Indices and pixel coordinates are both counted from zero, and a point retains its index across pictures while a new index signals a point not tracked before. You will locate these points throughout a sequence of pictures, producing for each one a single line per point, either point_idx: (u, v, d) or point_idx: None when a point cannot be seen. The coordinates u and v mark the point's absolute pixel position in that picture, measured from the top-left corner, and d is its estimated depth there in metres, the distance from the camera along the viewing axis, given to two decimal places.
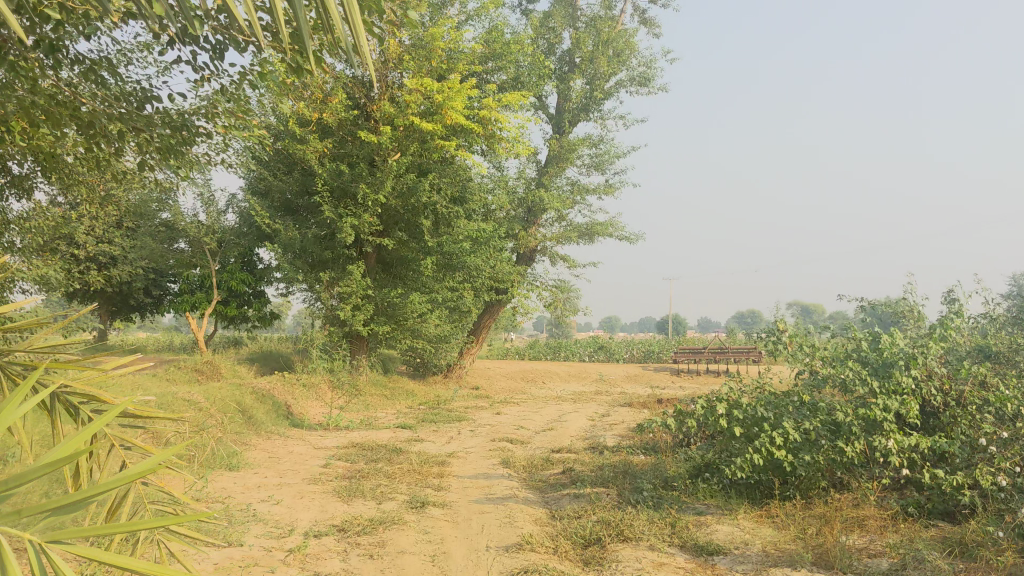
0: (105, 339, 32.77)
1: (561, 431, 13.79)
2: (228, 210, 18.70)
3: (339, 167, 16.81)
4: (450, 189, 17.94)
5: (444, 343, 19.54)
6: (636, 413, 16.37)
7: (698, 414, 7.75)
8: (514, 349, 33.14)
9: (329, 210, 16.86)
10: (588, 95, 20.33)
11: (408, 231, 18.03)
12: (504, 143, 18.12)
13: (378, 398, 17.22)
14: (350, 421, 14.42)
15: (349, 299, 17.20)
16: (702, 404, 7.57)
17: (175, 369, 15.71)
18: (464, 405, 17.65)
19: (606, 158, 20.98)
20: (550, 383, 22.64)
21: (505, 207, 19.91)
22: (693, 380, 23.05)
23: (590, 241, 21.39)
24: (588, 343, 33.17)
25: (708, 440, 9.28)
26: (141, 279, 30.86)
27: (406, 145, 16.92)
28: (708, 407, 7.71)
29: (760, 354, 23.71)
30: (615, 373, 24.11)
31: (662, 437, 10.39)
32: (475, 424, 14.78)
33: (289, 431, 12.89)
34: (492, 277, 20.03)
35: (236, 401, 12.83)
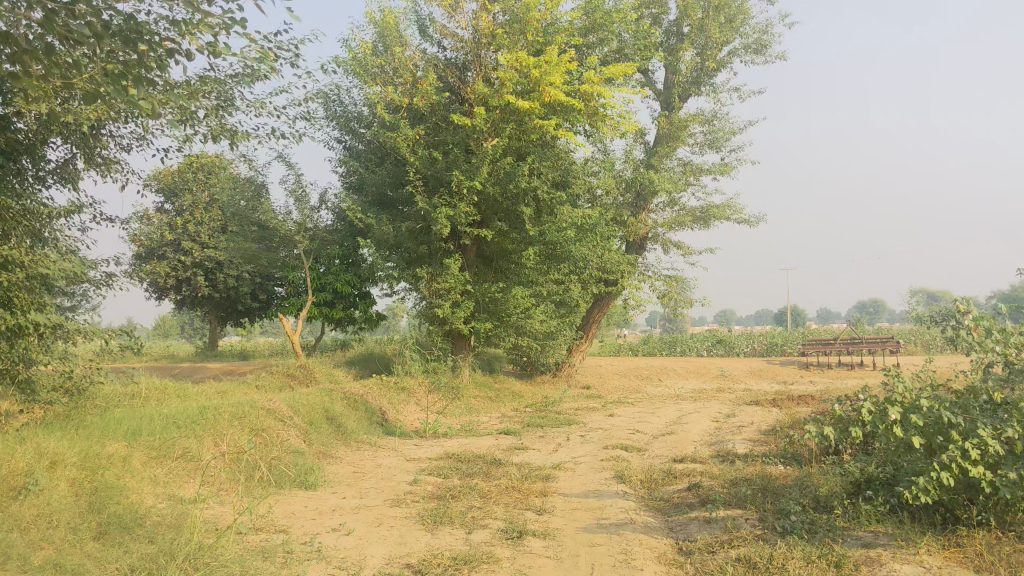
0: (215, 345, 32.51)
1: (681, 434, 12.30)
2: (320, 208, 17.80)
3: (433, 155, 15.69)
4: (552, 173, 16.61)
5: (551, 340, 18.23)
6: (765, 413, 14.71)
7: (863, 421, 6.17)
8: (628, 344, 31.57)
9: (423, 201, 15.74)
10: (699, 67, 18.79)
11: (508, 221, 16.78)
12: (609, 121, 16.69)
13: (481, 401, 16.03)
14: (449, 427, 13.25)
15: (447, 295, 16.04)
16: (868, 410, 5.99)
17: (267, 375, 14.86)
18: (574, 407, 16.29)
19: (722, 134, 19.27)
20: (667, 380, 21.07)
21: (612, 192, 18.47)
22: (825, 374, 21.11)
23: (707, 225, 19.74)
24: (706, 337, 31.34)
25: (869, 448, 7.69)
26: (247, 284, 29.66)
27: (502, 127, 15.66)
28: (876, 412, 6.13)
29: (899, 343, 21.59)
30: (738, 368, 22.36)
31: (805, 444, 8.78)
32: (585, 429, 13.41)
33: (383, 439, 11.83)
34: (601, 268, 18.61)
35: (323, 408, 11.83)
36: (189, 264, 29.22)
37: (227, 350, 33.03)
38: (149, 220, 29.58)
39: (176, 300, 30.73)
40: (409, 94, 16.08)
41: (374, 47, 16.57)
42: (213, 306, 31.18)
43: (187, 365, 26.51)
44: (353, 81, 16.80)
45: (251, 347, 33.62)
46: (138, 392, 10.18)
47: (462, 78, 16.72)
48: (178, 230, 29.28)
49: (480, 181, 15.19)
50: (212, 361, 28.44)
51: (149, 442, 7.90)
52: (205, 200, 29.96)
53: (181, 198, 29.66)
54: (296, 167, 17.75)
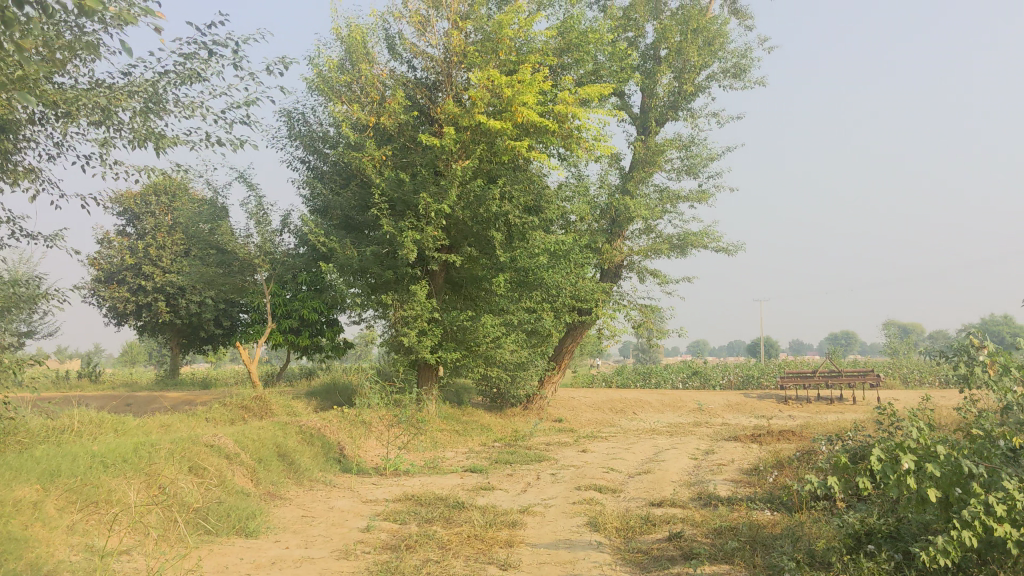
0: (176, 374, 31.42)
1: (658, 473, 11.58)
2: (282, 231, 17.02)
3: (399, 176, 14.99)
4: (524, 197, 15.95)
5: (522, 371, 17.50)
6: (746, 450, 14.04)
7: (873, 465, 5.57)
8: (601, 375, 30.86)
9: (389, 224, 15.02)
10: (677, 91, 18.25)
11: (478, 246, 16.08)
12: (584, 144, 16.09)
13: (447, 435, 15.27)
14: (412, 463, 12.47)
15: (413, 323, 15.30)
16: (878, 457, 5.40)
17: (220, 406, 14.02)
18: (545, 442, 15.55)
19: (699, 160, 18.72)
20: (642, 414, 20.37)
21: (586, 218, 17.85)
22: (804, 409, 20.50)
23: (683, 253, 19.15)
24: (681, 368, 30.70)
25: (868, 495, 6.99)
26: (210, 310, 28.68)
27: (472, 149, 15.00)
28: (888, 455, 5.52)
29: (879, 376, 21.03)
30: (714, 401, 21.71)
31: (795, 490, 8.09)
32: (557, 466, 12.67)
33: (339, 477, 11.02)
34: (574, 296, 17.93)
35: (274, 442, 11.03)
36: (149, 289, 28.25)
37: (189, 378, 31.98)
38: (110, 243, 28.76)
39: (135, 327, 29.68)
40: (376, 113, 15.42)
41: (341, 64, 15.89)
42: (174, 332, 30.11)
43: (144, 395, 25.48)
44: (318, 99, 16.09)
45: (214, 375, 32.58)
46: (69, 426, 9.33)
47: (432, 98, 16.08)
48: (139, 254, 28.33)
49: (448, 204, 14.50)
50: (171, 390, 27.41)
51: (71, 483, 7.07)
52: (168, 223, 29.05)
53: (144, 221, 28.87)
54: (257, 188, 16.98)
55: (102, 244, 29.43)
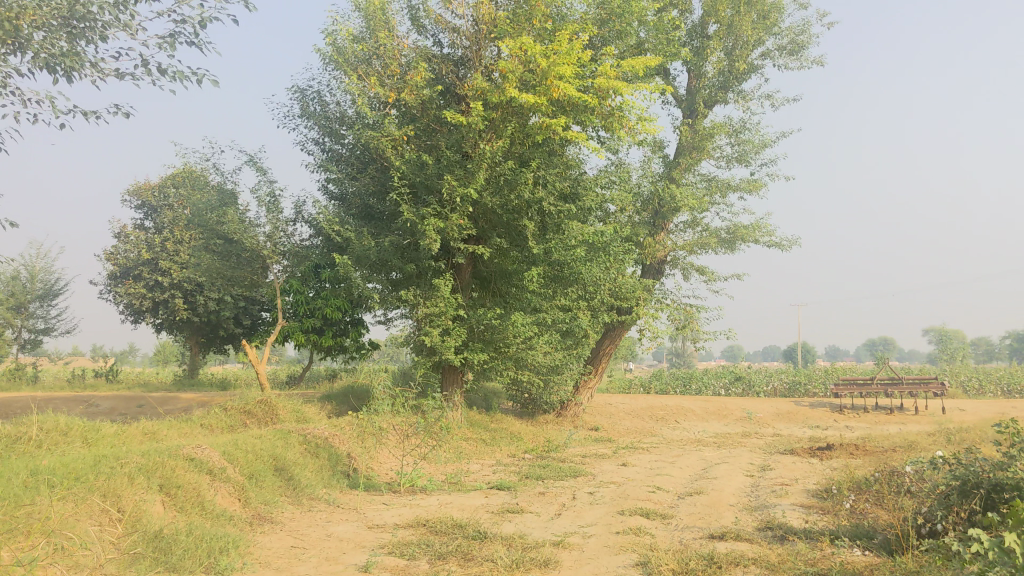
0: (196, 374, 30.29)
1: (713, 494, 10.04)
2: (296, 220, 15.69)
3: (421, 158, 13.64)
4: (560, 183, 14.50)
5: (556, 375, 16.04)
6: (809, 468, 12.45)
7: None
8: (639, 380, 29.25)
9: (409, 210, 13.65)
10: (726, 70, 16.67)
11: (509, 237, 14.65)
12: (627, 125, 14.58)
13: (472, 445, 13.83)
14: (431, 478, 11.02)
15: (437, 321, 13.89)
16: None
17: (220, 410, 12.72)
18: (581, 453, 14.05)
19: (751, 147, 17.09)
20: (685, 422, 18.78)
21: (626, 208, 16.34)
22: (863, 419, 18.81)
23: (733, 248, 17.57)
24: (723, 373, 29.04)
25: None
26: (230, 308, 27.38)
27: (503, 128, 13.59)
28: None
29: (945, 384, 19.30)
30: (763, 410, 20.07)
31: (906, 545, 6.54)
32: (595, 484, 11.14)
33: (345, 497, 9.60)
34: (613, 293, 16.42)
35: (272, 454, 9.66)
36: (166, 285, 27.10)
37: (209, 379, 30.84)
38: (128, 238, 28.07)
39: (153, 324, 28.56)
40: (398, 89, 14.08)
41: (357, 35, 14.59)
42: (194, 331, 28.96)
43: (158, 396, 24.29)
44: (334, 73, 14.76)
45: (234, 376, 31.41)
46: (26, 435, 8.00)
47: (458, 74, 14.68)
48: (157, 249, 27.28)
49: (475, 187, 13.09)
50: (186, 391, 26.21)
51: None
52: (186, 217, 27.93)
53: (162, 215, 27.96)
54: (269, 173, 15.68)
55: (120, 239, 28.43)
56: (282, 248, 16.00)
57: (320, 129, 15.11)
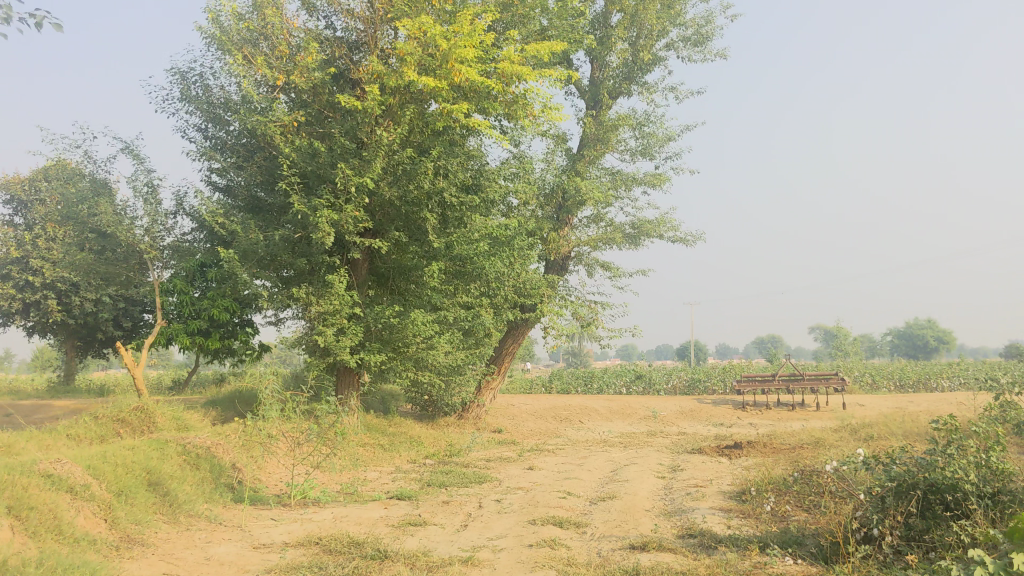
0: (72, 380, 28.44)
1: (626, 498, 9.51)
2: (177, 213, 14.58)
3: (313, 145, 12.76)
4: (461, 174, 13.81)
5: (457, 375, 15.36)
6: (720, 467, 12.09)
7: None
8: (540, 380, 28.78)
9: (299, 202, 12.74)
10: (631, 61, 16.25)
11: (407, 231, 13.89)
12: (531, 113, 14.00)
13: (369, 452, 13.01)
14: (325, 489, 10.18)
15: (331, 319, 13.02)
16: None
17: (91, 419, 11.58)
18: (485, 457, 13.40)
19: (656, 140, 16.74)
20: (589, 422, 18.32)
21: (530, 202, 15.77)
22: (765, 416, 18.72)
23: (637, 243, 17.20)
24: (624, 372, 28.81)
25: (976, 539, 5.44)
26: (108, 309, 25.71)
27: (400, 114, 12.82)
28: None
29: (844, 379, 19.40)
30: (667, 408, 19.80)
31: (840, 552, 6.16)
32: (502, 490, 10.49)
33: (228, 513, 8.68)
34: (516, 290, 15.82)
35: (145, 467, 8.66)
36: (37, 285, 25.30)
37: (86, 384, 28.99)
38: None
39: (23, 327, 26.68)
40: (287, 71, 13.16)
41: (242, 13, 13.60)
42: (69, 334, 27.17)
43: (28, 404, 22.57)
44: (216, 54, 13.73)
45: (114, 382, 29.64)
46: None
47: (352, 58, 13.83)
48: (27, 247, 25.45)
49: (372, 176, 12.28)
50: (60, 399, 24.49)
51: None
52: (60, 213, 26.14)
53: (33, 210, 26.12)
54: (147, 162, 14.53)
55: None
56: (162, 243, 14.87)
57: (202, 114, 14.05)
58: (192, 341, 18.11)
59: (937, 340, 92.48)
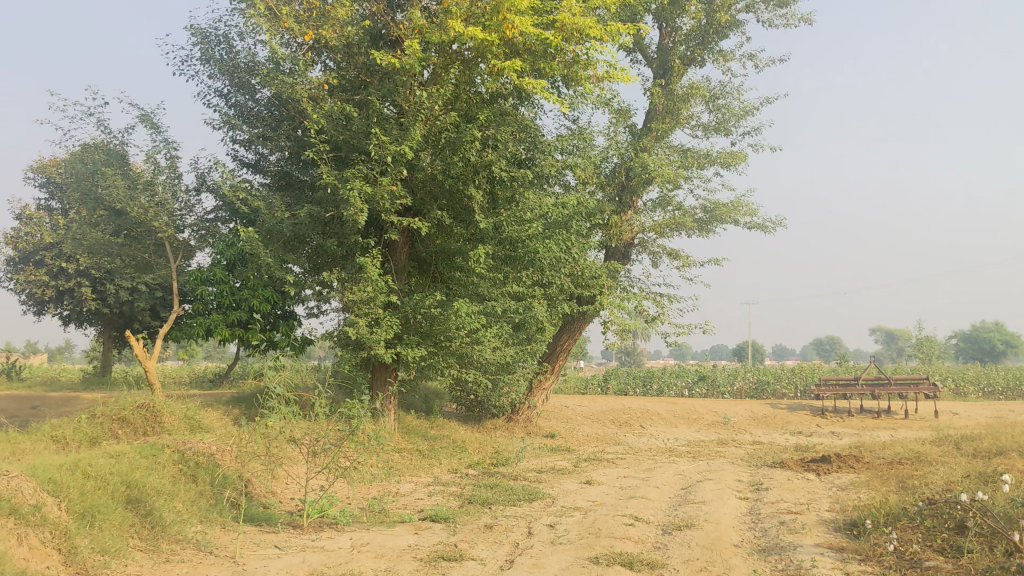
0: (109, 371, 27.47)
1: (708, 528, 7.77)
2: (199, 190, 13.16)
3: (345, 111, 11.26)
4: (512, 145, 12.20)
5: (505, 374, 13.76)
6: (812, 487, 10.27)
7: None
8: (595, 379, 27.08)
9: (330, 174, 11.23)
10: (706, 24, 14.47)
11: (451, 210, 12.33)
12: (594, 76, 12.31)
13: (405, 461, 11.45)
14: (347, 507, 8.61)
15: (364, 309, 11.50)
16: None
17: (91, 417, 10.17)
18: (536, 468, 11.75)
19: (732, 114, 14.92)
20: (651, 428, 16.59)
21: (591, 180, 14.11)
22: (848, 424, 16.78)
23: (710, 230, 15.42)
24: (684, 371, 26.99)
25: None
26: (145, 299, 24.49)
27: (444, 75, 11.25)
28: None
29: (937, 384, 17.38)
30: (737, 413, 17.98)
31: None
32: (556, 511, 8.82)
33: (224, 536, 7.16)
34: (573, 279, 14.15)
35: (125, 479, 7.19)
36: (71, 272, 24.23)
37: (123, 377, 27.94)
38: (31, 219, 25.19)
39: (58, 316, 25.68)
40: (318, 27, 11.65)
41: None
42: (106, 324, 26.13)
43: (58, 396, 21.47)
44: (241, 9, 12.27)
45: (153, 374, 28.66)
46: None
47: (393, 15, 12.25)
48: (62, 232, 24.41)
49: (411, 145, 10.72)
50: (93, 392, 23.43)
51: None
52: None
53: (70, 194, 25.09)
54: (167, 132, 13.14)
55: (22, 221, 25.57)
56: (183, 224, 13.46)
57: (226, 79, 12.58)
58: (232, 332, 16.53)
59: (1006, 343, 88.91)
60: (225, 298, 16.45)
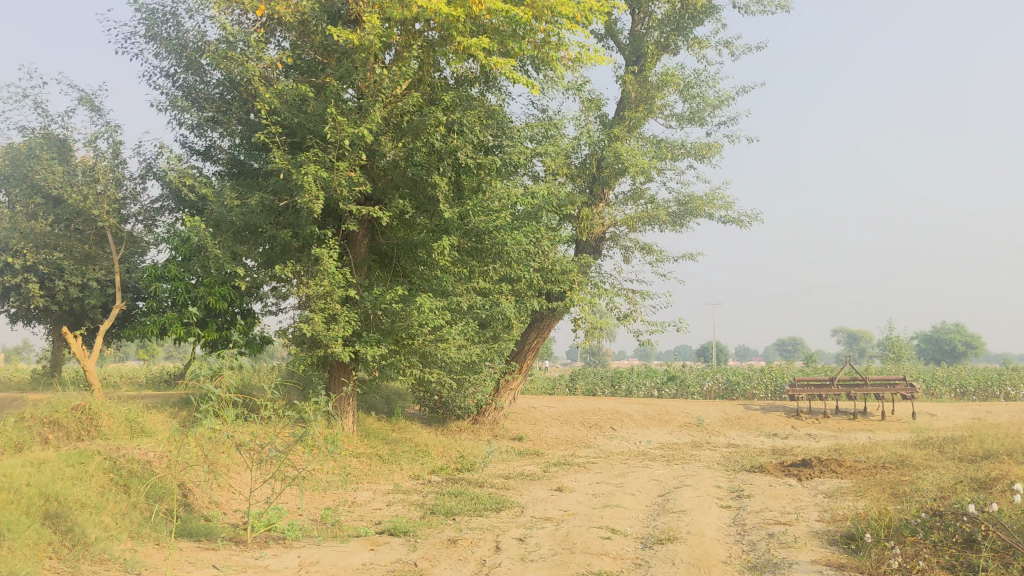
0: (59, 371, 26.40)
1: (692, 542, 7.14)
2: (144, 177, 12.35)
3: (300, 92, 10.55)
4: (479, 131, 11.52)
5: (471, 374, 13.08)
6: (796, 494, 9.70)
7: None
8: (563, 379, 26.47)
9: (283, 158, 10.50)
10: (681, 8, 13.87)
11: (414, 200, 11.62)
12: (566, 59, 11.65)
13: (364, 467, 10.72)
14: (297, 520, 7.88)
15: (320, 304, 10.76)
16: None
17: (19, 419, 9.32)
18: (503, 474, 11.08)
19: (707, 103, 14.34)
20: (622, 431, 15.99)
21: (560, 170, 13.47)
22: (825, 426, 16.28)
23: (684, 224, 14.83)
24: (653, 371, 26.45)
25: None
26: (95, 296, 23.46)
27: (407, 54, 10.53)
28: None
29: (914, 385, 16.93)
30: (710, 414, 17.42)
31: None
32: (526, 522, 8.14)
33: (157, 555, 6.39)
34: (541, 274, 13.50)
35: (44, 491, 6.40)
36: (17, 268, 23.08)
37: (73, 376, 26.89)
38: None
39: (3, 313, 24.59)
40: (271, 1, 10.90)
41: None
42: (54, 322, 25.03)
43: (1, 397, 20.44)
44: None
45: (106, 374, 27.64)
46: None
47: None
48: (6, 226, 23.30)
49: (370, 127, 10.02)
50: (40, 393, 22.41)
51: None
52: None
53: None
54: (108, 114, 12.31)
55: None
56: (126, 214, 12.63)
57: (172, 59, 11.80)
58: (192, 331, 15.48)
59: (967, 343, 89.76)
60: (184, 295, 15.44)
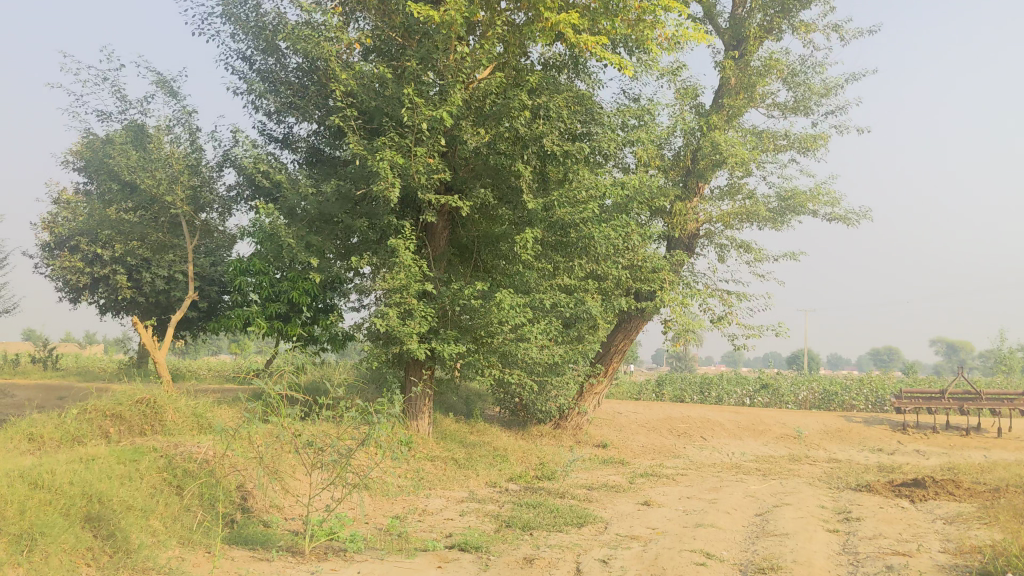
0: (146, 363, 26.58)
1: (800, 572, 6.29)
2: (220, 164, 11.99)
3: (379, 74, 10.00)
4: (567, 117, 10.80)
5: (553, 376, 12.36)
6: (912, 518, 8.71)
7: None
8: (650, 384, 25.53)
9: (359, 143, 9.98)
10: None
11: (496, 191, 10.97)
12: (661, 40, 10.85)
13: (438, 472, 10.10)
14: (361, 530, 7.27)
15: (395, 298, 10.18)
16: None
17: (82, 411, 8.96)
18: (586, 484, 10.33)
19: (813, 91, 13.35)
20: (713, 441, 15.05)
21: (652, 161, 12.66)
22: (935, 442, 15.05)
23: (784, 221, 13.85)
24: (745, 378, 25.31)
25: None
26: (181, 289, 23.47)
27: (491, 33, 9.87)
28: None
29: None
30: (808, 425, 16.33)
31: None
32: (610, 541, 7.38)
33: (205, 565, 5.85)
34: (630, 272, 12.70)
35: (87, 492, 5.92)
36: (106, 260, 23.15)
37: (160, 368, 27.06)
38: (70, 203, 24.37)
39: (93, 304, 24.84)
40: None
41: None
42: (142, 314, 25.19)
43: (86, 387, 20.50)
44: None
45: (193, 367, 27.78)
46: None
47: None
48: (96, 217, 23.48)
49: (451, 110, 9.41)
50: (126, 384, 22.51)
51: None
52: None
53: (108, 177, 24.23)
54: (185, 98, 11.99)
55: (59, 206, 24.82)
56: (201, 201, 12.30)
57: (250, 41, 11.40)
58: (270, 324, 15.20)
59: None
60: (262, 288, 15.14)
